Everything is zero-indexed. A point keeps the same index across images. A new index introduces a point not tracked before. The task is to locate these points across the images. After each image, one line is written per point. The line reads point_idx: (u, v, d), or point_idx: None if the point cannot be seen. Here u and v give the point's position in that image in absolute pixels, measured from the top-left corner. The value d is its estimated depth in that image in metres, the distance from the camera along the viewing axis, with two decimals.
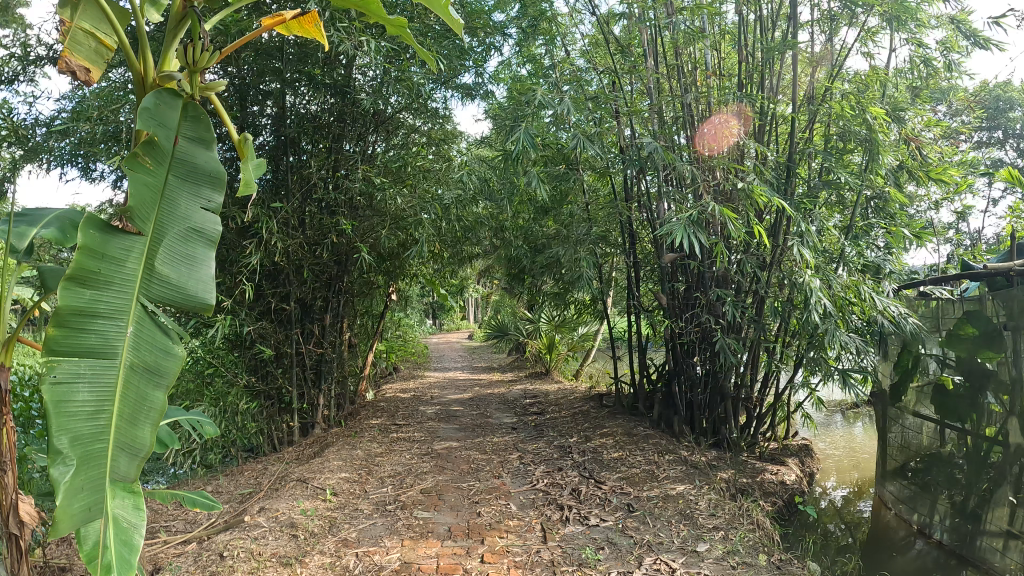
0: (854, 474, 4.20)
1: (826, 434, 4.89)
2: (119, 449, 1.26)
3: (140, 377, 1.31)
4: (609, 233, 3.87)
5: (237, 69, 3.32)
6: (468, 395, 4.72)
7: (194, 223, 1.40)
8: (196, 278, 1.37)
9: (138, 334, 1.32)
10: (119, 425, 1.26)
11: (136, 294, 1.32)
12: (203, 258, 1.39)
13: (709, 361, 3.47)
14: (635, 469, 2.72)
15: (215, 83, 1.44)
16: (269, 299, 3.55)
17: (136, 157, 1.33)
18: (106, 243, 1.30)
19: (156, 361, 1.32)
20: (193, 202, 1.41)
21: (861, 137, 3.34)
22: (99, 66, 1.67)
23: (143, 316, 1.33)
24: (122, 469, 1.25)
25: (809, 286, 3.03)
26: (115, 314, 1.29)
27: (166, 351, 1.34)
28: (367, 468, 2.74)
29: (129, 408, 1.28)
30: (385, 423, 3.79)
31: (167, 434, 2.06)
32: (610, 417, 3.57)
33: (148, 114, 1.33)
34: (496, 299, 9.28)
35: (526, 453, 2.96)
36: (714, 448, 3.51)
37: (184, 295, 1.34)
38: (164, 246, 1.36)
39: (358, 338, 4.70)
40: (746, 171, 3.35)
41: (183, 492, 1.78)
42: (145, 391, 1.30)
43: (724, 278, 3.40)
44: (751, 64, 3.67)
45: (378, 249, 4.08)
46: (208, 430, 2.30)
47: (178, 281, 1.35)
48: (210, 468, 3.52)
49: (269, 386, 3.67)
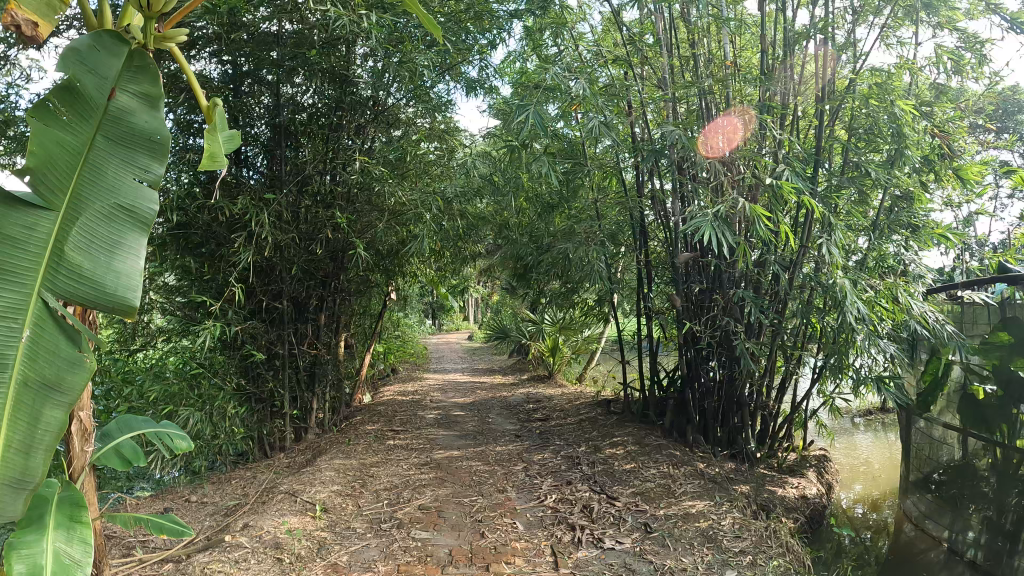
0: (875, 484, 3.99)
1: (840, 442, 4.69)
2: (6, 483, 1.13)
3: (36, 393, 1.16)
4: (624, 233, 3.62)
5: (231, 58, 3.18)
6: (469, 400, 4.54)
7: (120, 200, 1.25)
8: (115, 269, 1.22)
9: (35, 340, 1.16)
10: (8, 456, 1.13)
11: (37, 285, 1.16)
12: (127, 244, 1.24)
13: (726, 367, 3.28)
14: (650, 483, 2.53)
15: (171, 35, 1.27)
16: (259, 295, 3.37)
17: (53, 111, 1.20)
18: (5, 218, 1.15)
19: (57, 375, 1.18)
20: (123, 173, 1.26)
21: (889, 132, 3.15)
22: (50, 21, 1.32)
23: (45, 316, 1.18)
24: (8, 508, 1.12)
25: (842, 289, 2.85)
26: (8, 310, 1.14)
27: (72, 363, 1.19)
28: (362, 481, 2.55)
29: (21, 433, 1.14)
30: (381, 428, 3.60)
31: (132, 446, 1.71)
32: (619, 424, 3.39)
33: (72, 58, 1.20)
34: (497, 299, 9.10)
35: (531, 464, 2.77)
36: (729, 459, 3.32)
37: (97, 288, 1.20)
38: (78, 225, 1.21)
39: (356, 339, 4.51)
40: (766, 167, 3.17)
41: (148, 518, 1.53)
42: (41, 411, 1.16)
43: (742, 279, 3.22)
44: (771, 55, 3.49)
45: (374, 244, 3.89)
46: (182, 445, 1.95)
47: (90, 271, 1.20)
48: (197, 475, 3.33)
49: (260, 389, 3.48)
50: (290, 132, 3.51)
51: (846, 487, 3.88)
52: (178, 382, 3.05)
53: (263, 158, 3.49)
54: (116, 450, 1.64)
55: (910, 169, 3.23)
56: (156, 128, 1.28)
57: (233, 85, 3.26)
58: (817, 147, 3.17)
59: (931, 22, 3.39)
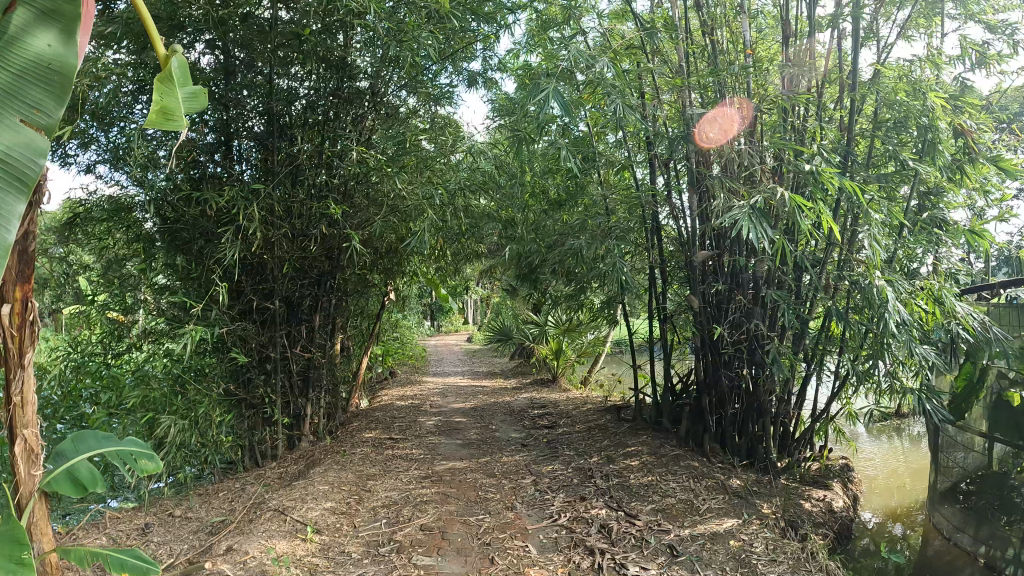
0: (899, 494, 3.80)
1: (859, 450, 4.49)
2: None
3: None
4: (637, 230, 3.43)
5: (224, 46, 3.06)
6: (471, 405, 4.35)
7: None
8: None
9: None
10: None
11: None
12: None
13: (747, 372, 3.08)
14: (671, 499, 2.34)
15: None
16: (250, 295, 3.19)
17: None
18: None
19: None
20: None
21: (920, 123, 2.96)
22: None
23: None
24: None
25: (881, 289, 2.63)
26: None
27: None
28: (359, 496, 2.35)
29: None
30: (379, 436, 3.40)
31: (89, 472, 1.65)
32: (632, 432, 3.19)
33: None
34: (497, 300, 8.91)
35: (541, 477, 2.58)
36: (748, 469, 3.13)
37: None
38: None
39: (353, 340, 4.31)
40: (789, 160, 2.97)
41: (111, 553, 1.47)
42: None
43: (763, 279, 3.02)
44: (793, 42, 3.29)
45: (373, 241, 3.70)
46: (147, 467, 1.80)
47: None
48: (182, 486, 3.12)
49: (251, 394, 3.29)
50: (285, 125, 3.34)
51: (870, 498, 3.68)
52: (161, 388, 2.86)
53: (256, 154, 3.30)
54: (70, 478, 1.59)
55: (943, 162, 3.03)
56: (54, 55, 1.10)
57: (226, 76, 3.13)
58: (842, 141, 2.99)
59: (963, 8, 3.20)
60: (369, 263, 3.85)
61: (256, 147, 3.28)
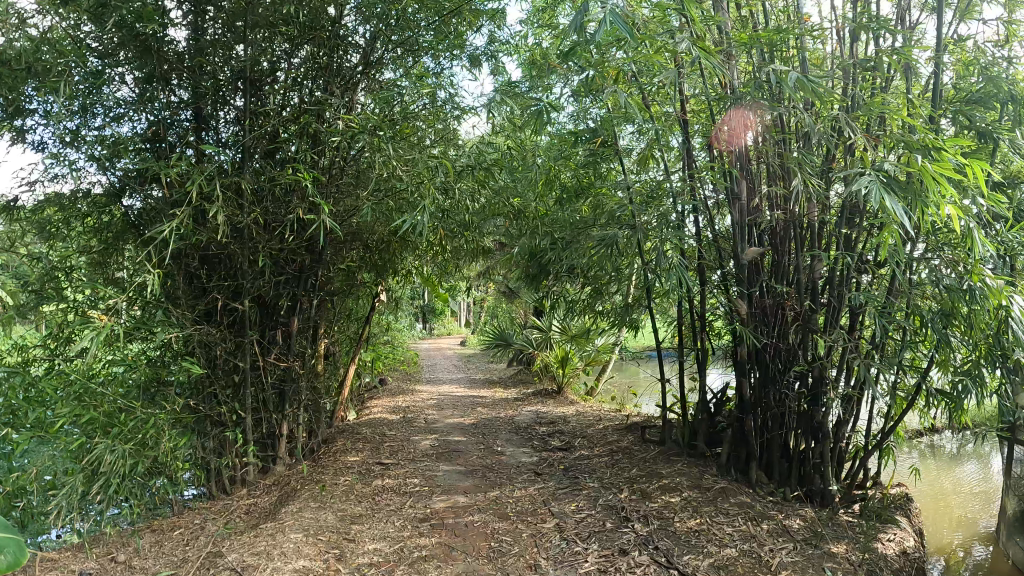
0: (962, 520, 3.34)
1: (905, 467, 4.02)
2: None
3: None
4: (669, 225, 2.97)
5: (198, 6, 2.64)
6: (470, 419, 3.87)
7: None
8: None
9: None
10: None
11: None
12: None
13: (801, 389, 2.63)
14: (728, 552, 1.89)
15: None
16: (214, 292, 2.71)
17: None
18: None
19: None
20: None
21: (1011, 99, 2.50)
22: None
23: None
24: None
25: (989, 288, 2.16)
26: None
27: None
28: (342, 548, 1.88)
29: None
30: (366, 460, 2.91)
31: None
32: (662, 458, 2.73)
33: None
34: (494, 303, 8.41)
35: (564, 520, 2.12)
36: (798, 503, 2.68)
37: None
38: None
39: (339, 347, 3.83)
40: (855, 142, 2.52)
41: None
42: None
43: (818, 281, 2.58)
44: (854, 9, 2.84)
45: (362, 235, 3.21)
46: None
47: None
48: (133, 521, 2.64)
49: (218, 410, 2.81)
50: (263, 100, 2.88)
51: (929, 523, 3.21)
52: (107, 406, 2.38)
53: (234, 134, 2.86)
54: None
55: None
56: None
57: (199, 43, 2.71)
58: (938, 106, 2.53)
59: None
60: (358, 260, 3.36)
61: (235, 127, 2.86)
